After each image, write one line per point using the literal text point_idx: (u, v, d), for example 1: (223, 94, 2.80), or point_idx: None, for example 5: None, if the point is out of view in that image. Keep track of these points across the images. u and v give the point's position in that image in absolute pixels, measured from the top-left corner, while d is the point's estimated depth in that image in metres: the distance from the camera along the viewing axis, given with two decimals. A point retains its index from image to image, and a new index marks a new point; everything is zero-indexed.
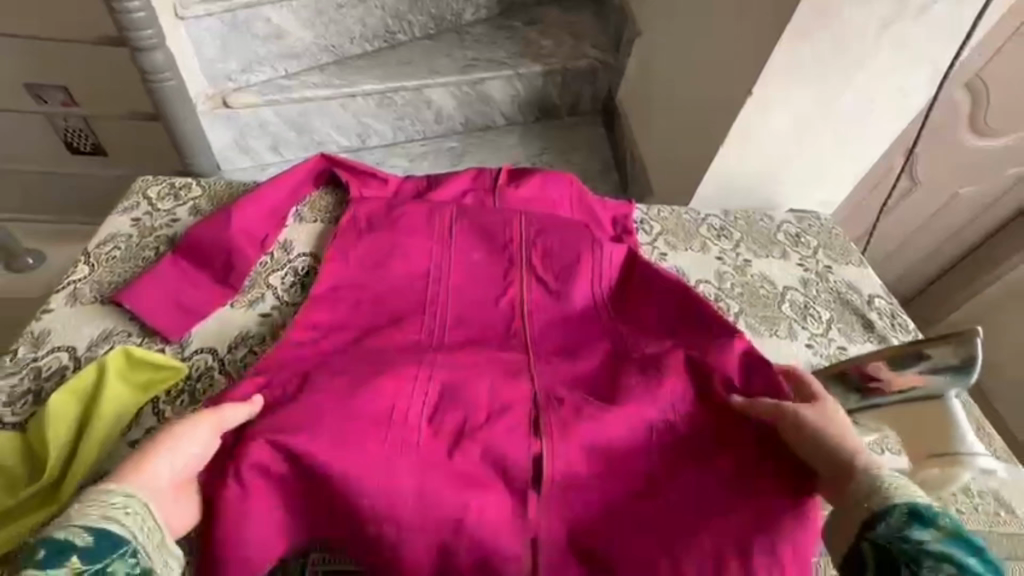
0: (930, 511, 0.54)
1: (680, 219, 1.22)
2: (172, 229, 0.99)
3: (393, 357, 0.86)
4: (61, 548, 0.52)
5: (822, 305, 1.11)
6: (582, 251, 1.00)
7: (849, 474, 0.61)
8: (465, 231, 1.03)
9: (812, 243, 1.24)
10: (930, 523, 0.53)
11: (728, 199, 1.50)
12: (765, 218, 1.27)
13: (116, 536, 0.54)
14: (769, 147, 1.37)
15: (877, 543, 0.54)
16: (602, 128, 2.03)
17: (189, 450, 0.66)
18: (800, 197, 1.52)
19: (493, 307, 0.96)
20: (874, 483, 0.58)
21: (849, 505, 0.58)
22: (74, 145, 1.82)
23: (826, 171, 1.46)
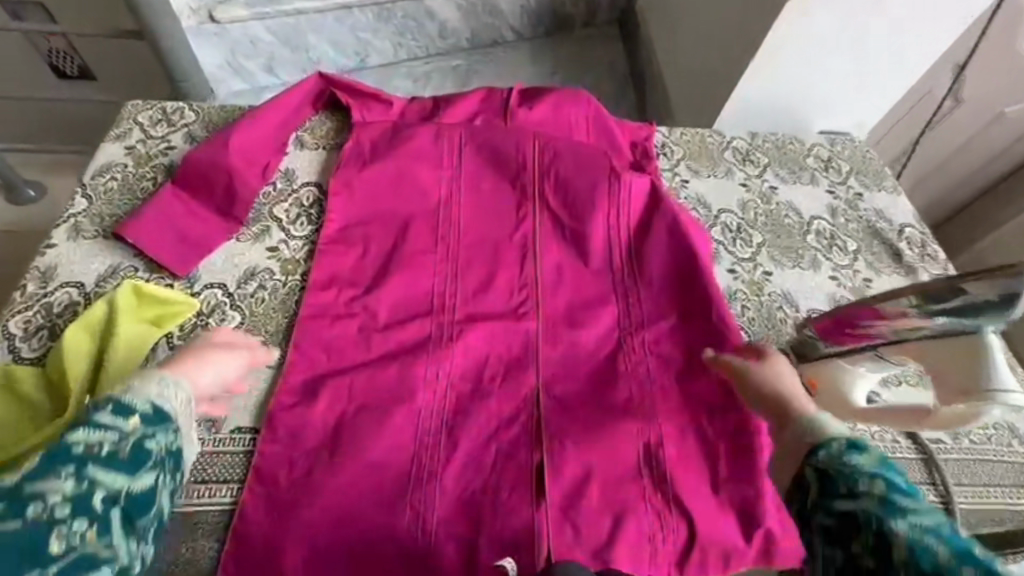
0: (862, 441, 0.51)
1: (703, 143, 1.15)
2: (168, 157, 0.95)
3: (406, 290, 0.84)
4: (126, 410, 0.55)
5: (850, 235, 1.06)
6: (599, 180, 0.93)
7: (788, 413, 0.59)
8: (476, 158, 0.98)
9: (843, 168, 1.17)
10: (868, 457, 0.49)
11: (755, 120, 1.40)
12: (795, 140, 1.19)
13: (167, 415, 0.58)
14: (805, 63, 1.25)
15: (818, 470, 0.51)
16: (620, 41, 1.86)
17: (222, 375, 0.67)
18: (833, 116, 1.41)
19: (508, 240, 0.92)
20: (810, 425, 0.55)
21: (784, 445, 0.56)
22: (62, 68, 1.88)
23: (864, 88, 1.34)
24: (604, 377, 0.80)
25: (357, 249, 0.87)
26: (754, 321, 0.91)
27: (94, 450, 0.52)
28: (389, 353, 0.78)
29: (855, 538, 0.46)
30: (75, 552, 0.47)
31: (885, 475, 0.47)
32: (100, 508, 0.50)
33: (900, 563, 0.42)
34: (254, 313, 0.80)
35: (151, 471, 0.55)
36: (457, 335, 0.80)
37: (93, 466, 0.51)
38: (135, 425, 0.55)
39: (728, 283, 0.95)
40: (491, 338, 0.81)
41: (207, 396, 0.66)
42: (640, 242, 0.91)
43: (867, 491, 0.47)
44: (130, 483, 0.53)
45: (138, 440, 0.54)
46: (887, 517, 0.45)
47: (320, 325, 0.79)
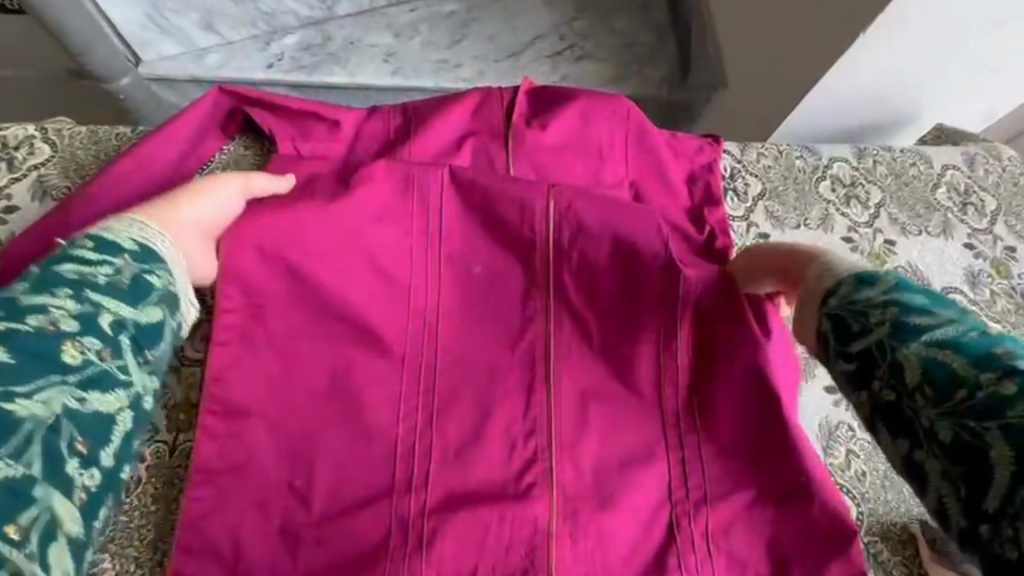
0: (872, 271, 0.43)
1: (790, 168, 0.81)
2: (6, 227, 0.65)
3: (355, 456, 0.56)
4: (111, 244, 0.45)
5: (996, 319, 0.74)
6: (642, 267, 0.64)
7: (805, 266, 0.51)
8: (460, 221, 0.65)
9: (988, 205, 0.82)
10: (881, 285, 0.41)
11: (844, 111, 1.00)
12: (919, 160, 0.84)
13: (156, 254, 0.47)
14: (939, 36, 0.84)
15: (835, 315, 0.41)
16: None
17: (215, 210, 0.57)
18: (956, 107, 1.01)
19: (507, 355, 0.62)
20: (826, 268, 0.47)
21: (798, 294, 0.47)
22: None
23: (1014, 72, 0.93)
24: None
25: (280, 384, 0.57)
26: (868, 476, 0.63)
27: (89, 278, 0.43)
28: (327, 572, 0.52)
29: (869, 373, 0.38)
30: (94, 366, 0.41)
31: (899, 300, 0.40)
32: (110, 332, 0.42)
33: (915, 382, 0.36)
34: (124, 506, 0.54)
35: (159, 302, 0.45)
36: (431, 537, 0.54)
37: (91, 291, 0.42)
38: (127, 259, 0.45)
39: (827, 412, 0.65)
40: (484, 539, 0.54)
41: (201, 235, 0.56)
42: (698, 366, 0.61)
43: (880, 320, 0.39)
44: (135, 314, 0.43)
45: (138, 272, 0.45)
46: (907, 341, 0.37)
47: (228, 527, 0.53)
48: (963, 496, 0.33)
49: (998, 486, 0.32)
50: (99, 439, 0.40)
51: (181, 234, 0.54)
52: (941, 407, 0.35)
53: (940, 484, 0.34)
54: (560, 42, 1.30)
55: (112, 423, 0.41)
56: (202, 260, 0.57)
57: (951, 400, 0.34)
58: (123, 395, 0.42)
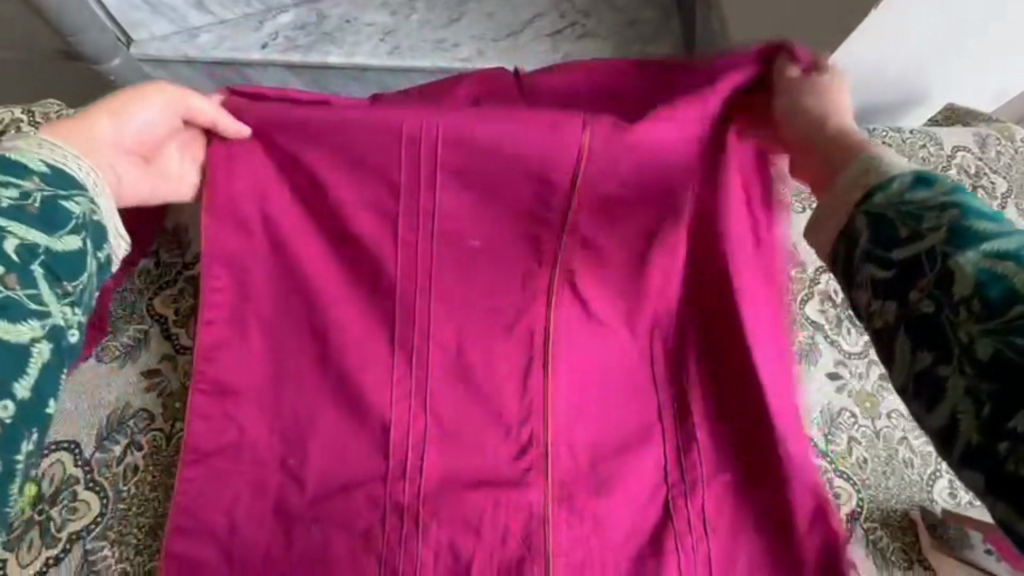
0: (931, 173, 0.34)
1: None
2: None
3: (351, 442, 0.55)
4: (13, 164, 0.38)
5: None
6: None
7: (840, 147, 0.42)
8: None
9: (998, 187, 0.80)
10: (940, 188, 0.33)
11: (851, 92, 0.97)
12: (929, 141, 0.82)
13: (71, 180, 0.41)
14: (952, 14, 0.82)
15: (874, 216, 0.34)
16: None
17: (143, 124, 0.48)
18: (966, 87, 0.98)
19: None
20: (872, 159, 0.38)
21: (827, 189, 0.39)
22: None
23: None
24: None
25: (273, 371, 0.56)
26: (869, 463, 0.62)
27: None
28: (323, 556, 0.52)
29: (906, 283, 0.32)
30: (2, 295, 0.34)
31: (962, 205, 0.32)
32: (16, 258, 0.36)
33: (963, 294, 0.29)
34: (120, 494, 0.53)
35: (78, 231, 0.40)
36: (428, 521, 0.54)
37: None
38: (36, 182, 0.39)
39: (829, 399, 0.65)
40: (481, 524, 0.54)
41: (128, 154, 0.48)
42: (703, 352, 0.59)
43: (932, 227, 0.32)
44: (48, 242, 0.38)
45: (51, 197, 0.39)
46: (964, 248, 0.30)
47: (226, 511, 0.53)
48: (982, 419, 0.27)
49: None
50: (8, 378, 0.34)
51: (106, 158, 0.47)
52: (989, 324, 0.28)
53: (958, 403, 0.29)
54: (561, 20, 1.27)
55: (28, 361, 0.35)
56: (145, 183, 0.50)
57: (1002, 318, 0.28)
58: (39, 327, 0.36)
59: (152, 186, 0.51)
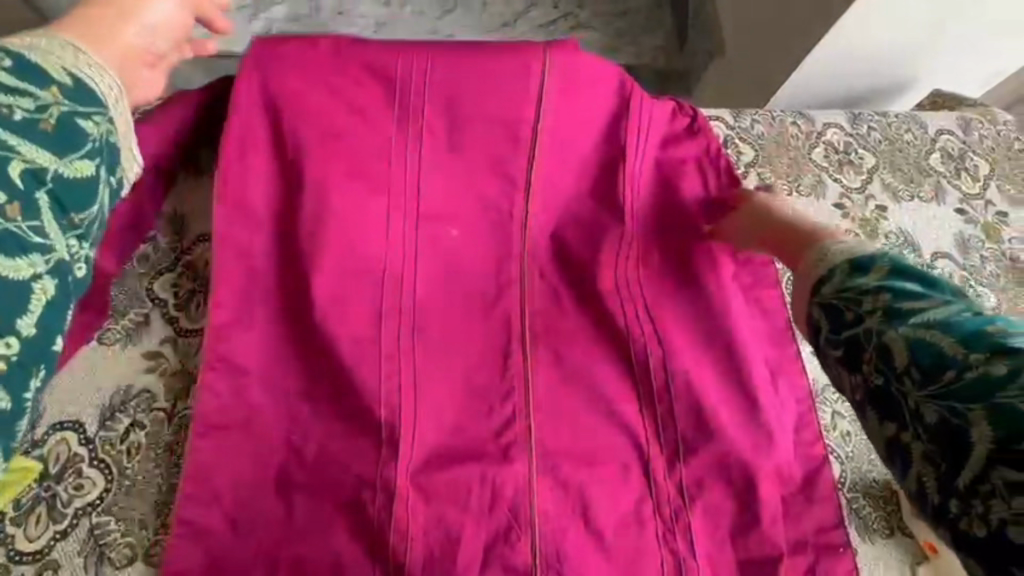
0: (870, 255, 0.42)
1: (783, 135, 0.80)
2: None
3: (347, 418, 0.57)
4: (30, 70, 0.40)
5: (986, 282, 0.74)
6: (603, 243, 0.68)
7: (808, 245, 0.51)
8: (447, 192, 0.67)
9: (981, 170, 0.82)
10: (876, 272, 0.41)
11: (838, 78, 0.99)
12: (913, 124, 0.83)
13: (90, 92, 0.42)
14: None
15: (827, 301, 0.42)
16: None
17: (161, 17, 0.52)
18: (954, 71, 0.99)
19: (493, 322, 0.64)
20: (824, 250, 0.46)
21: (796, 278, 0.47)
22: None
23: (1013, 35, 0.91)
24: (634, 545, 0.56)
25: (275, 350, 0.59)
26: (853, 436, 0.64)
27: (3, 113, 0.38)
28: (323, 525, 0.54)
29: (858, 360, 0.39)
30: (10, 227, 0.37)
31: (893, 286, 0.40)
32: (22, 184, 0.38)
33: (903, 365, 0.37)
34: (125, 471, 0.54)
35: (91, 154, 0.41)
36: (425, 490, 0.55)
37: (2, 131, 0.37)
38: (55, 95, 0.40)
39: (814, 375, 0.67)
40: (471, 496, 0.56)
41: (149, 53, 0.52)
42: (669, 333, 0.65)
43: (872, 303, 0.39)
44: (59, 165, 0.39)
45: (67, 113, 0.40)
46: (896, 323, 0.38)
47: (226, 484, 0.55)
48: (941, 474, 0.34)
49: (971, 465, 0.33)
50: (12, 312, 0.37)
51: (132, 57, 0.50)
52: (928, 388, 0.35)
53: (921, 464, 0.36)
54: (554, 10, 1.27)
55: (32, 293, 0.38)
56: (156, 84, 0.55)
57: (938, 382, 0.35)
58: (41, 257, 0.38)
59: (157, 84, 0.55)
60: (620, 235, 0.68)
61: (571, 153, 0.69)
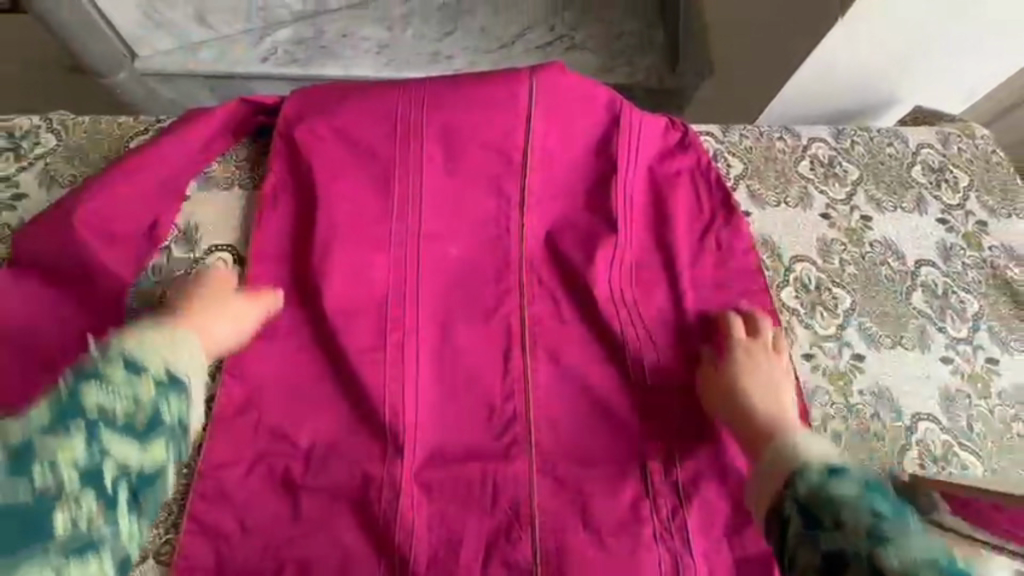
0: (846, 467, 0.44)
1: (770, 149, 0.84)
2: (18, 212, 0.67)
3: (354, 419, 0.60)
4: (130, 365, 0.44)
5: (969, 288, 0.77)
6: (608, 248, 0.70)
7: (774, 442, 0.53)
8: (448, 204, 0.70)
9: (960, 182, 0.85)
10: (848, 480, 0.43)
11: (822, 95, 1.03)
12: (894, 140, 0.87)
13: (182, 381, 0.46)
14: (913, 19, 0.87)
15: (799, 500, 0.44)
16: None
17: (236, 331, 0.58)
18: (933, 88, 1.03)
19: (494, 329, 0.67)
20: (792, 448, 0.50)
21: (758, 466, 0.52)
22: None
23: (987, 54, 0.96)
24: (632, 543, 0.58)
25: (284, 354, 0.62)
26: (842, 436, 0.66)
27: (110, 415, 0.42)
28: (329, 525, 0.55)
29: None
30: (63, 509, 0.40)
31: (871, 501, 0.40)
32: (111, 487, 0.42)
33: None
34: None
35: (167, 436, 0.45)
36: (426, 490, 0.57)
37: (106, 430, 0.42)
38: (149, 382, 0.44)
39: (804, 377, 0.69)
40: (472, 495, 0.58)
41: (224, 343, 0.57)
42: (665, 339, 0.68)
43: (852, 524, 0.39)
44: (142, 457, 0.44)
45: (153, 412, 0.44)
46: (877, 546, 0.37)
47: (235, 485, 0.56)
48: None
49: None
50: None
51: (211, 349, 0.55)
52: None
53: None
54: (550, 33, 1.33)
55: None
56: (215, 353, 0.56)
57: None
58: (108, 556, 0.42)
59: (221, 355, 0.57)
60: (613, 244, 0.71)
61: (567, 170, 0.73)
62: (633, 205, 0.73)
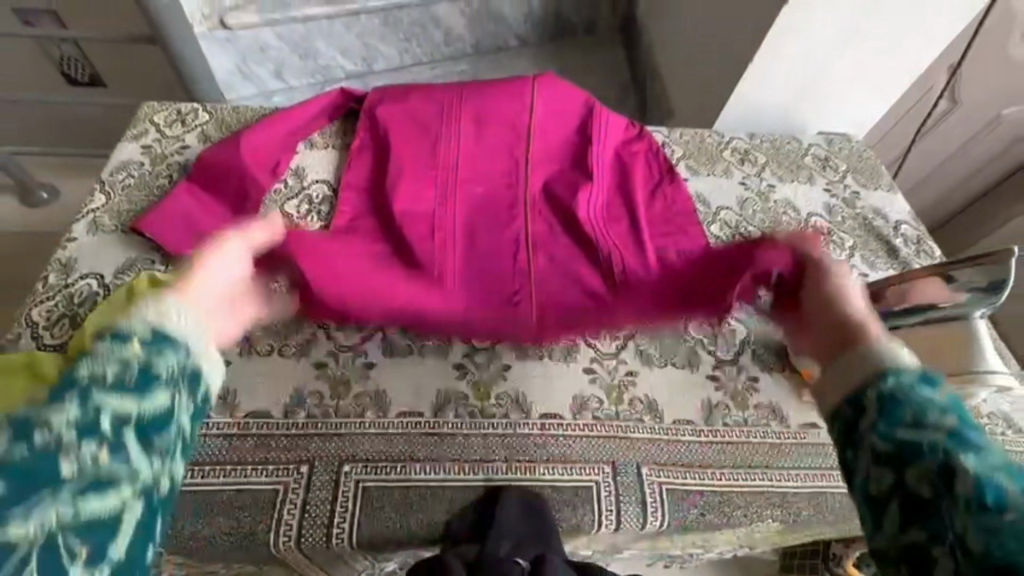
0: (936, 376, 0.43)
1: (703, 142, 1.17)
2: (183, 155, 0.98)
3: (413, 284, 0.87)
4: (132, 331, 0.47)
5: (846, 232, 1.08)
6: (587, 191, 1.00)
7: (838, 338, 0.51)
8: (476, 156, 1.02)
9: (840, 167, 1.19)
10: (929, 413, 0.40)
11: (752, 124, 1.32)
12: (793, 140, 1.21)
13: (173, 338, 0.48)
14: (812, 50, 1.13)
15: (884, 393, 0.42)
16: (620, 29, 1.72)
17: (227, 264, 0.62)
18: (840, 120, 1.32)
19: (508, 238, 0.95)
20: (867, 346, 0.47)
21: (833, 362, 0.48)
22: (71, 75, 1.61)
23: (885, 70, 1.19)
24: (604, 368, 0.83)
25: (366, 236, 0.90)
26: None
27: (102, 376, 0.44)
28: (396, 343, 0.81)
29: (904, 460, 0.39)
30: (105, 418, 0.42)
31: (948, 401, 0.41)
32: (110, 432, 0.42)
33: (964, 491, 0.36)
34: None
35: (168, 392, 0.46)
36: (462, 326, 0.83)
37: (99, 392, 0.43)
38: (135, 348, 0.45)
39: None
40: (493, 332, 0.83)
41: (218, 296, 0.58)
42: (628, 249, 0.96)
43: (936, 421, 0.40)
44: (140, 409, 0.44)
45: (145, 362, 0.45)
46: (956, 450, 0.38)
47: (330, 318, 0.81)
48: None
49: None
50: (103, 543, 0.39)
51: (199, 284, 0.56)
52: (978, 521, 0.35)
53: None
54: None
55: (120, 529, 0.41)
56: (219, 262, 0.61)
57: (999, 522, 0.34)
58: (129, 492, 0.42)
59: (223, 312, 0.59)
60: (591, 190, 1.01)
61: (558, 144, 1.07)
62: (603, 168, 1.05)
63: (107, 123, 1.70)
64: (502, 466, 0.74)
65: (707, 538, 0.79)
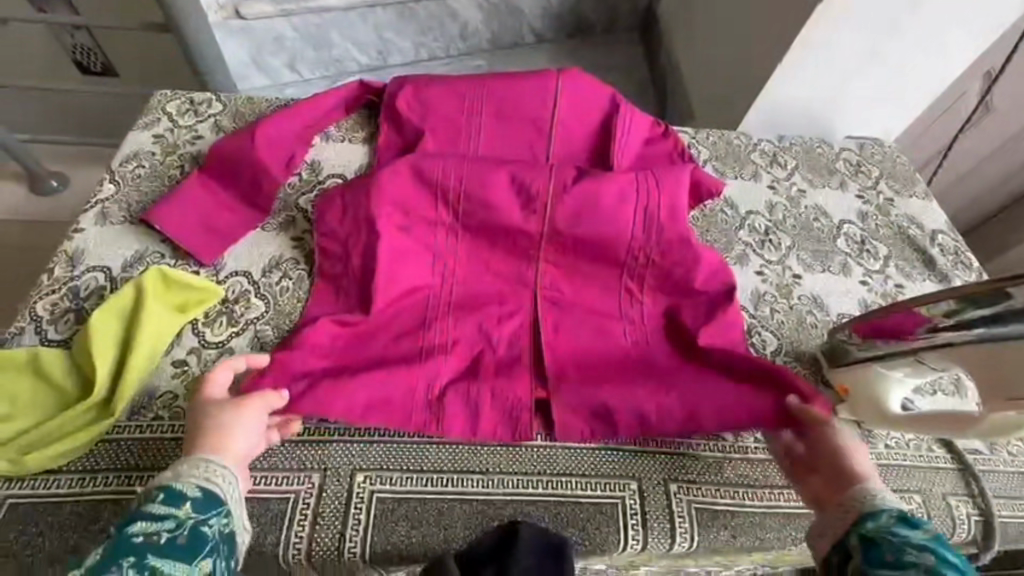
0: (914, 517, 0.57)
1: (730, 144, 1.12)
2: (194, 146, 0.95)
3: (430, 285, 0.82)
4: (177, 496, 0.53)
5: (881, 240, 1.03)
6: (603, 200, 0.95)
7: (835, 485, 0.64)
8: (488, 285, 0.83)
9: (873, 173, 1.14)
10: (921, 553, 0.53)
11: (782, 126, 1.27)
12: (823, 144, 1.16)
13: (217, 499, 0.54)
14: (847, 48, 1.08)
15: (864, 535, 0.56)
16: (639, 27, 1.68)
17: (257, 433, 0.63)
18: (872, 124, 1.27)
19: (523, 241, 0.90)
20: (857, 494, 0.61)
21: (828, 510, 0.62)
22: (83, 64, 1.59)
23: (920, 74, 1.14)
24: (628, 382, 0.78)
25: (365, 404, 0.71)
26: (786, 325, 0.89)
27: (153, 539, 0.50)
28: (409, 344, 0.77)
29: None
30: None
31: (938, 549, 0.53)
32: None
33: None
34: (280, 303, 0.79)
35: (210, 553, 0.51)
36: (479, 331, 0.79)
37: (153, 556, 0.49)
38: (186, 511, 0.52)
39: (755, 285, 0.93)
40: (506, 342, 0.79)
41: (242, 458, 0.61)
42: None
43: (917, 561, 0.52)
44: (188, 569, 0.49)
45: (195, 523, 0.52)
46: None
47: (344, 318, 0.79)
48: None
49: None
50: None
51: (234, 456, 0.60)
52: None
53: None
54: None
55: None
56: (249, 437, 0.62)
57: None
58: None
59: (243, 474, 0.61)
60: None
61: (578, 143, 1.02)
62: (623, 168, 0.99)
63: (117, 113, 1.67)
64: (518, 481, 0.70)
65: (737, 559, 0.75)
